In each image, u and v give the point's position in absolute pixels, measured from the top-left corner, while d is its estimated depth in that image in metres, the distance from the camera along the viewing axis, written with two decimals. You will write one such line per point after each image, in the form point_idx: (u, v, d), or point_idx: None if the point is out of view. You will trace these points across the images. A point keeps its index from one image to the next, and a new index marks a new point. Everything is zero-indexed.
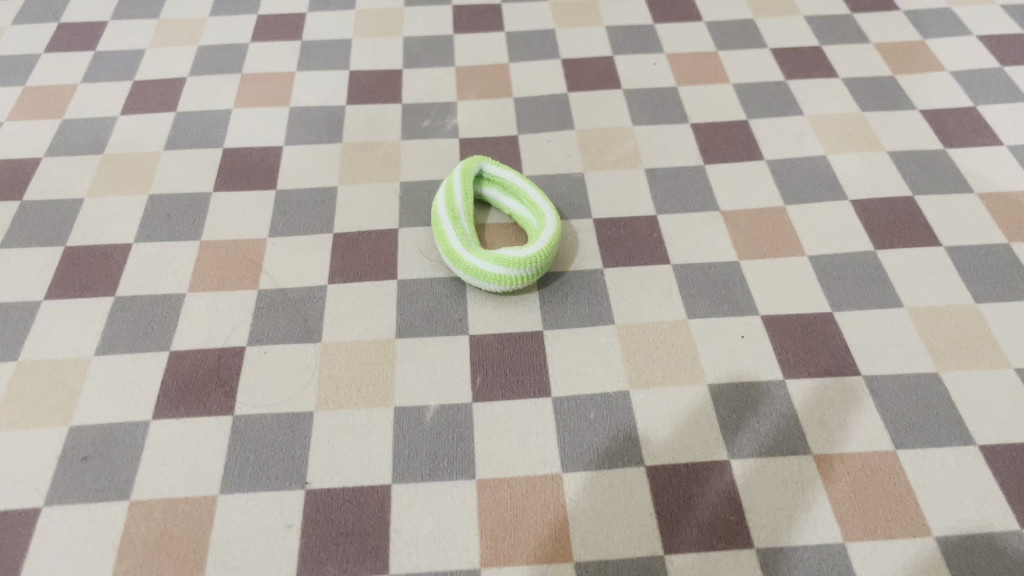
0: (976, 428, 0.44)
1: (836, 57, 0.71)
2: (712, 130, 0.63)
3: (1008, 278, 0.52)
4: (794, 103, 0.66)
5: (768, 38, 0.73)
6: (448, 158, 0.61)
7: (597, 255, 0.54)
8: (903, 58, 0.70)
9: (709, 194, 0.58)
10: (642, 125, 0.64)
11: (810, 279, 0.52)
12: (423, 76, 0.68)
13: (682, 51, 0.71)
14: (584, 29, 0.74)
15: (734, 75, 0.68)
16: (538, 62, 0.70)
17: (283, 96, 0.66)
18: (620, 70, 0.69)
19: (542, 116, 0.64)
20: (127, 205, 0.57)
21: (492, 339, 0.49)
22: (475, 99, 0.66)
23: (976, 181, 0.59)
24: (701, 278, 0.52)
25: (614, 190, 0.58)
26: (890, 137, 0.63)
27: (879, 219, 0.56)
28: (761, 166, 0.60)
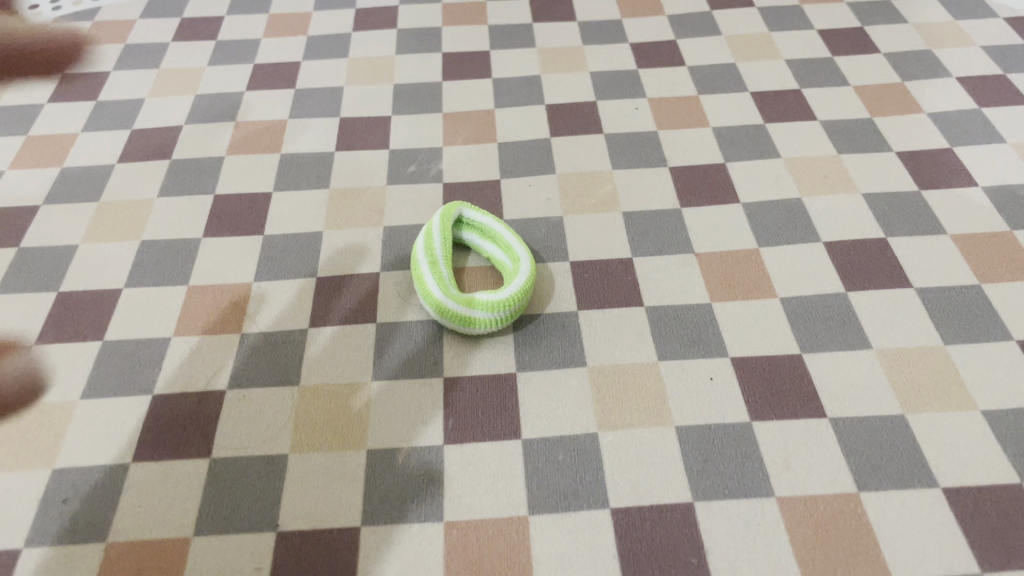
0: (929, 474, 0.46)
1: (821, 92, 0.71)
2: (692, 171, 0.64)
3: (976, 323, 0.53)
4: (775, 140, 0.66)
5: (753, 73, 0.73)
6: (431, 202, 0.63)
7: (572, 298, 0.55)
8: (890, 92, 0.70)
9: (684, 237, 0.59)
10: (621, 166, 0.65)
11: (777, 322, 0.53)
12: (410, 122, 0.70)
13: (666, 89, 0.72)
14: (572, 71, 0.74)
15: (719, 114, 0.69)
16: (522, 104, 0.71)
17: (273, 144, 0.68)
18: (602, 110, 0.70)
19: (523, 158, 0.66)
20: (120, 251, 0.60)
21: (466, 381, 0.51)
22: (460, 145, 0.67)
23: (956, 222, 0.59)
24: (674, 321, 0.54)
25: (586, 234, 0.60)
26: (873, 176, 0.63)
27: (850, 260, 0.57)
28: (737, 206, 0.61)
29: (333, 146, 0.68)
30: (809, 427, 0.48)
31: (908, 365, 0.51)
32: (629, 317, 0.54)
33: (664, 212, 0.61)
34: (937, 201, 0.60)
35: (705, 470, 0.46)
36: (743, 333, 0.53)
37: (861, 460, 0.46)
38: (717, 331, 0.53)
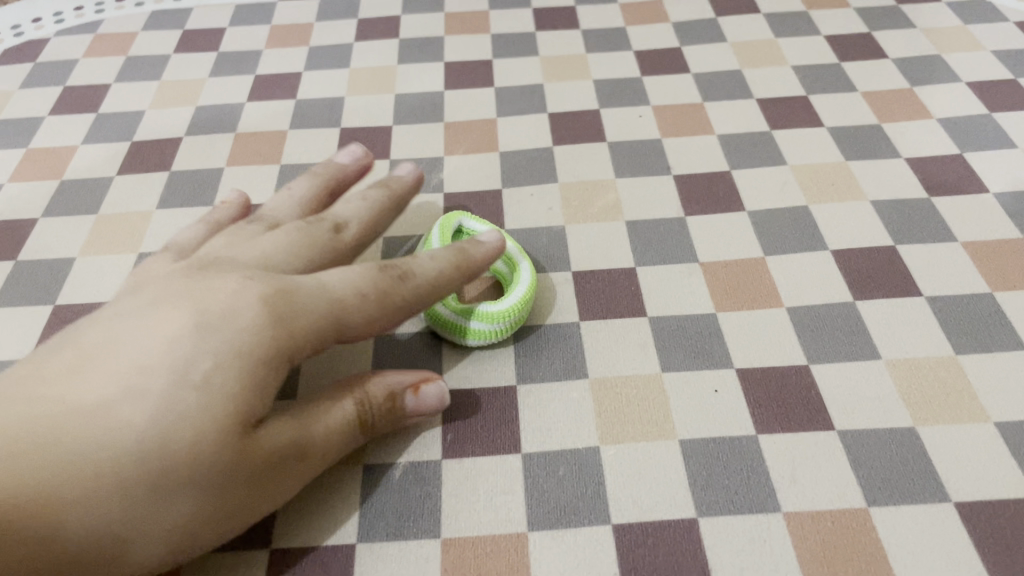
0: (940, 486, 0.35)
1: (871, 35, 0.61)
2: (681, 122, 0.54)
3: (988, 200, 0.47)
4: (821, 84, 0.56)
5: (790, 16, 0.63)
6: (377, 149, 0.54)
7: (538, 261, 0.46)
8: (951, 32, 0.60)
9: (670, 194, 0.49)
10: (641, 113, 0.55)
11: (779, 291, 0.43)
12: (358, 74, 0.60)
13: (689, 36, 0.62)
14: (548, 21, 0.65)
15: (718, 63, 0.59)
16: (523, 54, 0.62)
17: (194, 99, 0.58)
18: (617, 62, 0.60)
19: (525, 112, 0.56)
20: (9, 197, 0.51)
21: (460, 393, 0.40)
22: (413, 98, 0.58)
23: (970, 131, 0.52)
24: (651, 286, 0.44)
25: (602, 194, 0.50)
26: (890, 121, 0.53)
27: (927, 170, 0.49)
28: (777, 149, 0.52)
29: (302, 98, 0.58)
30: (879, 404, 0.38)
31: (986, 318, 0.41)
32: (655, 275, 0.45)
33: (695, 166, 0.51)
34: (1010, 124, 0.52)
35: (719, 489, 0.35)
36: (794, 290, 0.43)
37: (868, 470, 0.35)
38: (766, 293, 0.43)
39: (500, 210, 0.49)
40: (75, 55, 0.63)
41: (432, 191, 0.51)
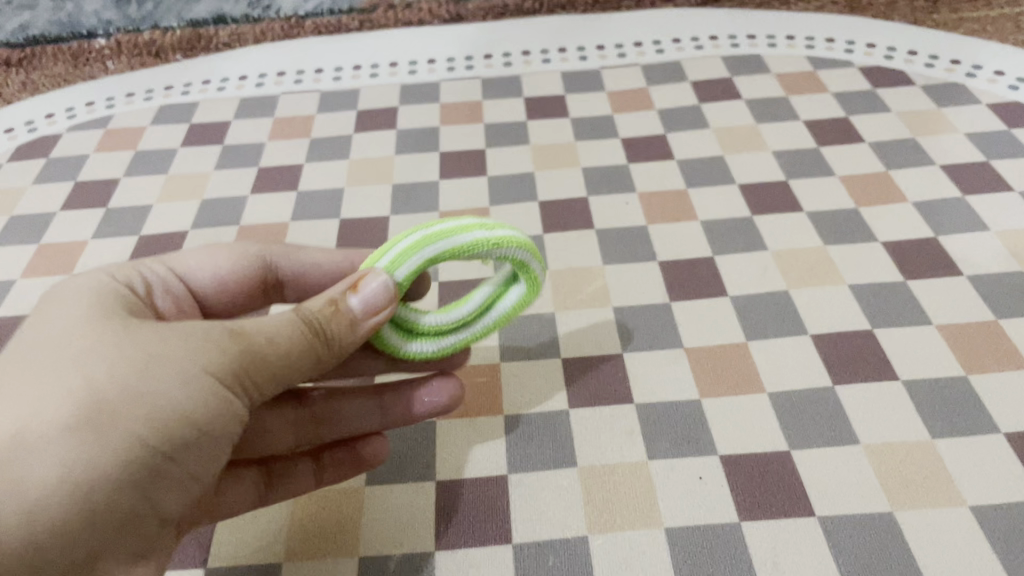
0: (917, 572, 0.36)
1: (849, 120, 0.63)
2: (666, 208, 0.57)
3: (961, 282, 0.49)
4: (800, 168, 0.59)
5: (771, 102, 0.66)
6: (374, 239, 0.56)
7: (530, 349, 0.48)
8: (926, 116, 0.63)
9: (656, 280, 0.51)
10: (628, 200, 0.58)
11: (762, 376, 0.45)
12: (356, 165, 0.63)
13: (673, 122, 0.65)
14: (538, 111, 0.68)
15: (702, 150, 0.62)
16: (514, 143, 0.64)
17: (200, 192, 0.61)
18: (605, 150, 0.63)
19: (516, 200, 0.59)
20: (22, 292, 0.53)
21: (456, 483, 0.41)
22: (409, 187, 0.61)
23: (945, 213, 0.54)
24: (639, 373, 0.46)
25: (590, 280, 0.52)
26: (867, 205, 0.55)
27: (902, 254, 0.51)
28: (758, 234, 0.54)
29: (303, 189, 0.60)
30: (859, 490, 0.39)
31: (961, 403, 0.42)
32: (641, 361, 0.46)
33: (679, 251, 0.53)
34: (983, 208, 0.54)
35: None
36: (776, 375, 0.44)
37: (847, 556, 0.37)
38: (748, 378, 0.45)
39: None
40: (87, 150, 0.66)
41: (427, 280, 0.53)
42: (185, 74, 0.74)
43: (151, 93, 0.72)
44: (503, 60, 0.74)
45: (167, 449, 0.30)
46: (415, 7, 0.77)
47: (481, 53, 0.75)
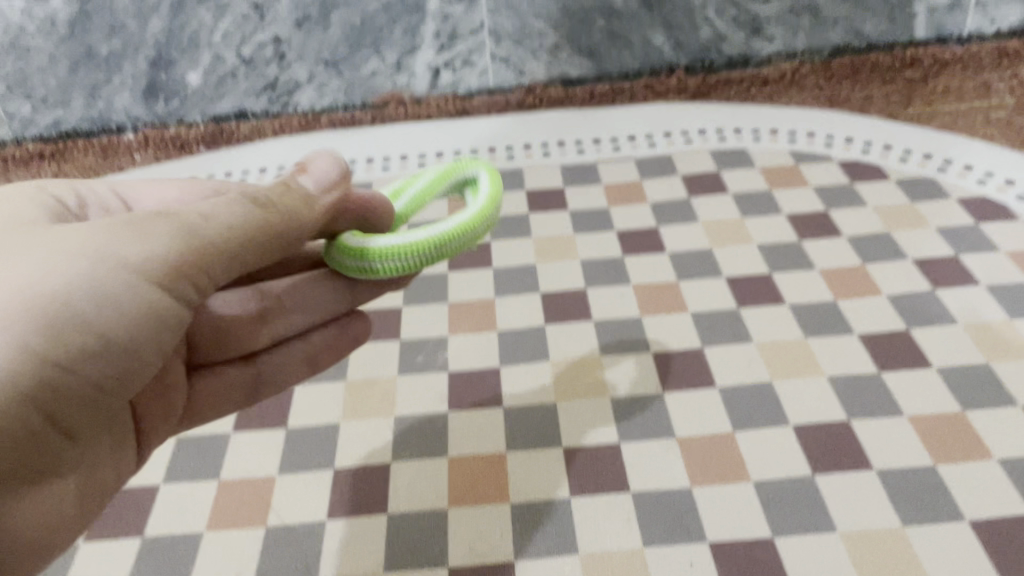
0: None
1: (828, 214, 0.68)
2: (659, 300, 0.61)
3: (931, 375, 0.53)
4: (783, 262, 0.63)
5: (756, 196, 0.71)
6: (388, 330, 0.60)
7: (533, 437, 0.51)
8: (901, 210, 0.67)
9: (649, 369, 0.55)
10: (623, 292, 0.62)
11: (748, 467, 0.48)
12: None
13: (665, 216, 0.70)
14: (539, 204, 0.73)
15: (693, 243, 0.66)
16: (517, 235, 0.69)
17: None
18: (601, 242, 0.67)
19: (519, 292, 0.63)
20: None
21: (468, 569, 0.44)
22: (420, 278, 0.65)
23: (917, 307, 0.58)
24: (634, 462, 0.49)
25: (587, 369, 0.56)
26: (844, 298, 0.59)
27: (878, 347, 0.55)
28: (744, 327, 0.58)
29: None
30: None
31: (928, 492, 0.46)
32: (636, 450, 0.50)
33: (672, 343, 0.57)
34: (952, 302, 0.58)
35: None
36: (760, 464, 0.48)
37: None
38: (736, 468, 0.48)
39: (498, 387, 0.55)
40: None
41: (437, 371, 0.57)
42: (210, 167, 0.79)
43: None
44: (506, 154, 0.80)
45: (75, 353, 0.34)
46: (425, 104, 0.84)
47: (486, 146, 0.80)
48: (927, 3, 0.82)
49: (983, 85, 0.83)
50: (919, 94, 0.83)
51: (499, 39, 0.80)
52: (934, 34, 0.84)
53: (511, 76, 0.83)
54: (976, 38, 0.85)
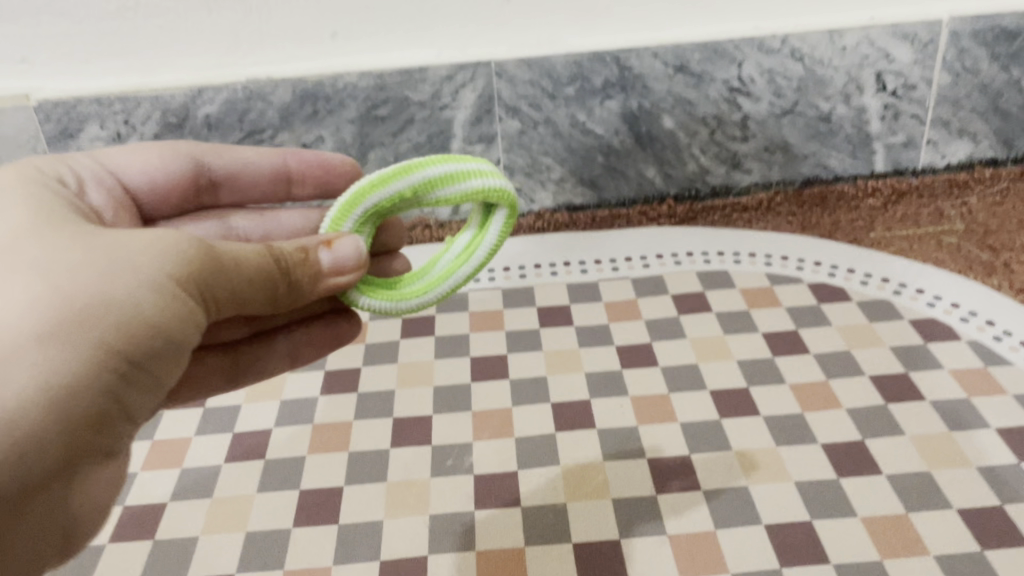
0: None
1: (798, 332, 0.79)
2: (652, 409, 0.71)
3: (882, 481, 0.63)
4: (759, 376, 0.74)
5: (736, 315, 0.82)
6: (420, 434, 0.71)
7: (547, 533, 0.61)
8: (860, 330, 0.78)
9: (644, 472, 0.65)
10: (622, 401, 0.72)
11: (726, 561, 0.58)
12: (402, 367, 0.78)
13: (658, 332, 0.80)
14: (548, 319, 0.84)
15: (681, 357, 0.77)
16: (528, 348, 0.80)
17: (281, 392, 0.76)
18: (602, 356, 0.78)
19: (533, 400, 0.73)
20: (150, 484, 0.67)
21: None
22: (447, 387, 0.76)
23: (872, 419, 0.68)
24: (631, 555, 0.59)
25: (591, 472, 0.66)
26: (809, 410, 0.70)
27: (837, 455, 0.65)
28: (725, 435, 0.68)
29: (362, 391, 0.76)
30: None
31: None
32: (634, 546, 0.60)
33: (664, 449, 0.67)
34: (902, 416, 0.68)
35: None
36: (737, 559, 0.58)
37: None
38: (717, 562, 0.58)
39: (516, 487, 0.65)
40: None
41: (464, 472, 0.67)
42: None
43: None
44: (518, 272, 0.91)
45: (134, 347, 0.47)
46: None
47: (501, 266, 0.92)
48: (885, 142, 0.95)
49: (937, 211, 0.94)
50: (880, 218, 0.94)
51: (511, 171, 0.95)
52: (891, 167, 0.96)
53: (522, 203, 0.97)
54: (929, 170, 0.97)
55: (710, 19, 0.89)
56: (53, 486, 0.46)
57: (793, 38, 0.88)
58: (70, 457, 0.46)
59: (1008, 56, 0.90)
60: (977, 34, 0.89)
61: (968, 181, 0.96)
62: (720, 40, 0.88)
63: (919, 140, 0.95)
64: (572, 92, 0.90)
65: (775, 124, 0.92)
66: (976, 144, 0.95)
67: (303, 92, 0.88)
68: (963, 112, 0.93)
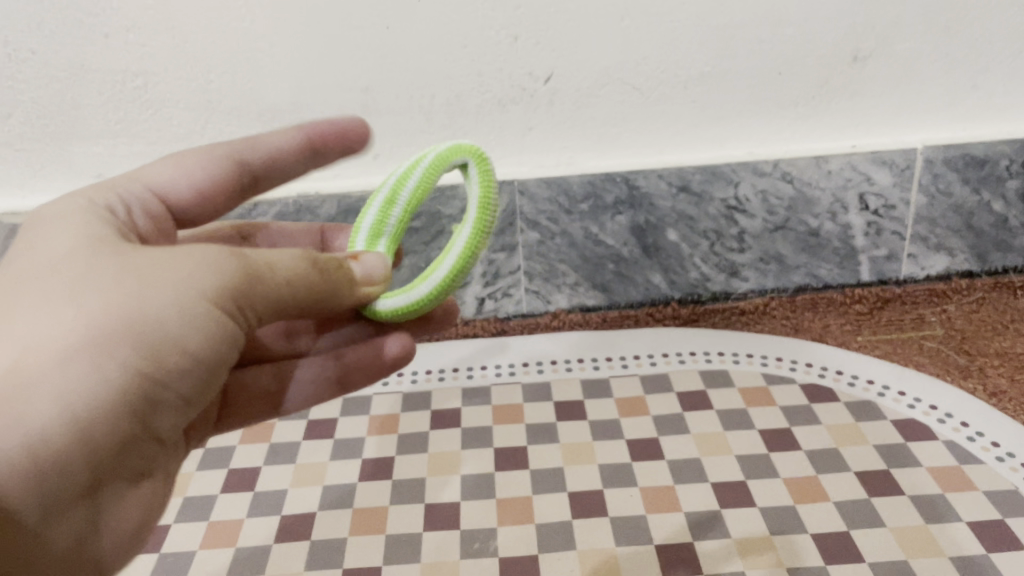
0: None
1: (791, 430, 0.87)
2: (659, 498, 0.79)
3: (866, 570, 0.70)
4: (755, 470, 0.82)
5: (734, 413, 0.90)
6: (450, 518, 0.78)
7: None
8: (847, 429, 0.86)
9: (651, 557, 0.73)
10: (631, 492, 0.80)
11: None
12: (433, 456, 0.86)
13: (664, 428, 0.89)
14: (564, 413, 0.92)
15: (685, 451, 0.85)
16: (546, 441, 0.88)
17: (323, 478, 0.84)
18: (613, 450, 0.86)
19: (550, 489, 0.81)
20: (207, 562, 0.75)
21: None
22: (473, 475, 0.84)
23: (857, 512, 0.76)
24: None
25: (604, 557, 0.73)
26: (800, 503, 0.77)
27: (825, 544, 0.73)
28: (724, 524, 0.76)
29: (396, 478, 0.83)
30: None
31: None
32: None
33: (669, 535, 0.75)
34: (884, 509, 0.76)
35: None
36: None
37: None
38: None
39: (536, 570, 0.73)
40: (235, 442, 0.90)
41: (489, 554, 0.74)
42: None
43: None
44: (536, 367, 1.00)
45: (160, 366, 0.53)
46: (473, 324, 1.08)
47: (520, 361, 1.01)
48: (869, 255, 1.05)
49: (918, 318, 1.04)
50: (867, 323, 1.03)
51: (531, 276, 1.06)
52: (876, 277, 1.07)
53: (541, 304, 1.08)
54: (911, 281, 1.07)
55: (709, 147, 1.01)
56: (78, 505, 0.53)
57: (783, 163, 0.99)
58: (100, 476, 0.53)
59: (978, 181, 1.00)
60: (950, 161, 0.99)
61: (947, 291, 1.06)
62: (718, 165, 0.99)
63: (900, 254, 1.05)
64: (587, 208, 1.02)
65: (769, 238, 1.04)
66: (953, 258, 1.06)
67: (347, 207, 1.02)
68: (939, 229, 1.03)
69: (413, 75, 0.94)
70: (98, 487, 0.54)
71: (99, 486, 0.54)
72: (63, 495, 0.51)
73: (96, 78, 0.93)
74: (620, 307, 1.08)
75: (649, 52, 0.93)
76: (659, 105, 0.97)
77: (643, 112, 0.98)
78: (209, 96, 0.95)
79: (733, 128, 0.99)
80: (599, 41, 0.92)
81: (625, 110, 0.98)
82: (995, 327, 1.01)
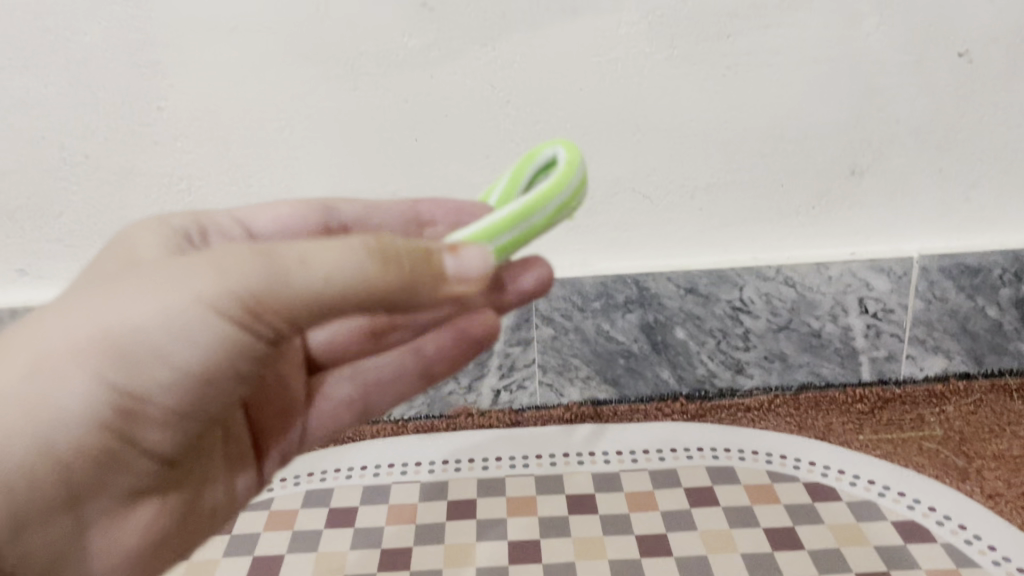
0: None
1: (795, 529, 0.90)
2: None
3: None
4: (760, 569, 0.85)
5: (740, 510, 0.93)
6: None
7: None
8: (849, 529, 0.90)
9: None
10: None
11: None
12: (450, 547, 0.90)
13: (672, 524, 0.92)
14: (577, 507, 0.96)
15: (693, 548, 0.88)
16: (558, 534, 0.91)
17: (344, 566, 0.88)
18: (623, 545, 0.89)
19: None
20: None
21: None
22: (488, 566, 0.87)
23: None
24: None
25: None
26: None
27: None
28: None
29: (413, 569, 0.87)
30: None
31: None
32: None
33: None
34: None
35: None
36: None
37: None
38: None
39: None
40: (260, 529, 0.94)
41: None
42: (321, 462, 1.06)
43: (297, 478, 1.03)
44: (549, 460, 1.04)
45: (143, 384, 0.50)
46: (488, 415, 1.12)
47: (533, 453, 1.05)
48: (869, 355, 1.10)
49: (918, 417, 1.07)
50: (869, 421, 1.07)
51: (545, 369, 1.11)
52: (877, 376, 1.11)
53: (554, 396, 1.13)
54: (911, 381, 1.12)
55: (715, 252, 1.06)
56: (59, 518, 0.54)
57: (786, 268, 1.05)
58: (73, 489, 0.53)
59: (973, 288, 1.06)
60: (945, 270, 1.04)
61: (945, 392, 1.10)
62: (724, 269, 1.05)
63: (900, 354, 1.10)
64: (599, 306, 1.07)
65: (774, 337, 1.09)
66: (951, 360, 1.10)
67: None
68: (937, 332, 1.08)
69: (439, 182, 1.01)
70: (82, 503, 0.54)
71: (83, 502, 0.54)
72: (36, 510, 0.52)
73: (144, 181, 1.00)
74: (630, 401, 1.13)
75: (658, 165, 1.00)
76: (668, 213, 1.04)
77: (654, 219, 1.04)
78: (249, 199, 1.02)
79: (739, 234, 1.05)
80: (612, 155, 0.99)
81: (637, 217, 1.04)
82: (993, 429, 1.04)
